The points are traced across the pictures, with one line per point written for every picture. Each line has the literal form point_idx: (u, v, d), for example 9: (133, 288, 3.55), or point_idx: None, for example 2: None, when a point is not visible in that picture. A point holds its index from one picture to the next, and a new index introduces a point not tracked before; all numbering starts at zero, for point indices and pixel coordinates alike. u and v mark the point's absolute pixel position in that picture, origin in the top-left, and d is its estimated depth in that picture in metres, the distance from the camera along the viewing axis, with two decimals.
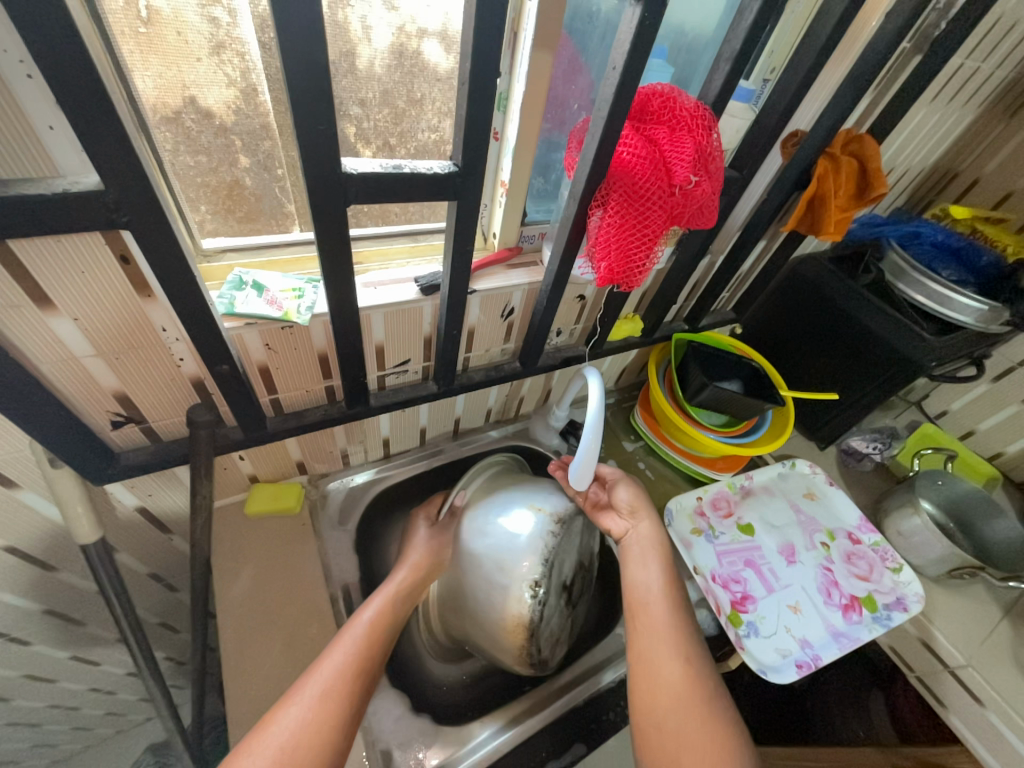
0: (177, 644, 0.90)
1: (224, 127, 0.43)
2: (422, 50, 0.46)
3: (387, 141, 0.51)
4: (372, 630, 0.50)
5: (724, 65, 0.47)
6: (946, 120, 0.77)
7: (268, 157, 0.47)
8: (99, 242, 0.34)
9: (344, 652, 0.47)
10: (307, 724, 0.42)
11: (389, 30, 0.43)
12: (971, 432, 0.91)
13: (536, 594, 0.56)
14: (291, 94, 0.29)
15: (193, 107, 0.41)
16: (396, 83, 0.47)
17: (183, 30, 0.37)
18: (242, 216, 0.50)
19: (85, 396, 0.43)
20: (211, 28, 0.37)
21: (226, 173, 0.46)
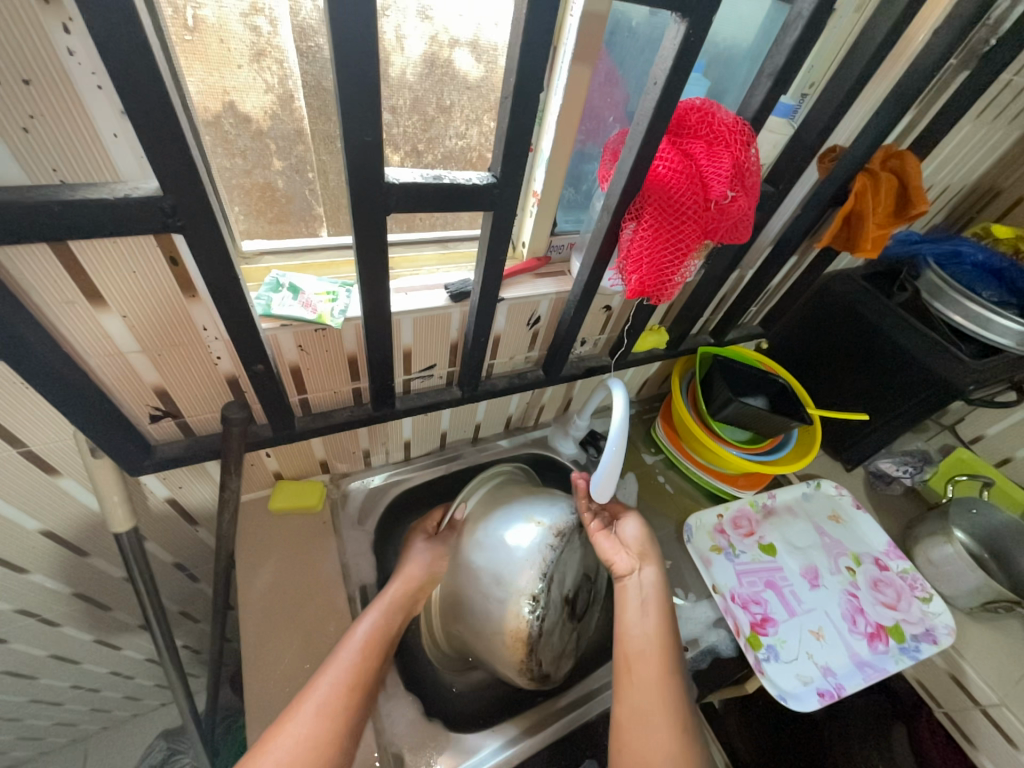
0: (195, 633, 0.92)
1: (260, 131, 0.44)
2: (453, 59, 0.47)
3: (416, 147, 0.51)
4: (366, 645, 0.50)
5: (765, 80, 0.47)
6: (991, 137, 0.75)
7: (300, 160, 0.48)
8: (151, 244, 0.35)
9: (339, 667, 0.48)
10: (305, 744, 0.42)
11: (422, 40, 0.44)
12: (1008, 459, 0.88)
13: (534, 609, 0.55)
14: (342, 106, 0.30)
15: (232, 112, 0.42)
16: (426, 90, 0.48)
17: (226, 38, 0.38)
18: (272, 217, 0.52)
19: (128, 390, 0.45)
20: (254, 36, 0.39)
21: (259, 176, 0.47)
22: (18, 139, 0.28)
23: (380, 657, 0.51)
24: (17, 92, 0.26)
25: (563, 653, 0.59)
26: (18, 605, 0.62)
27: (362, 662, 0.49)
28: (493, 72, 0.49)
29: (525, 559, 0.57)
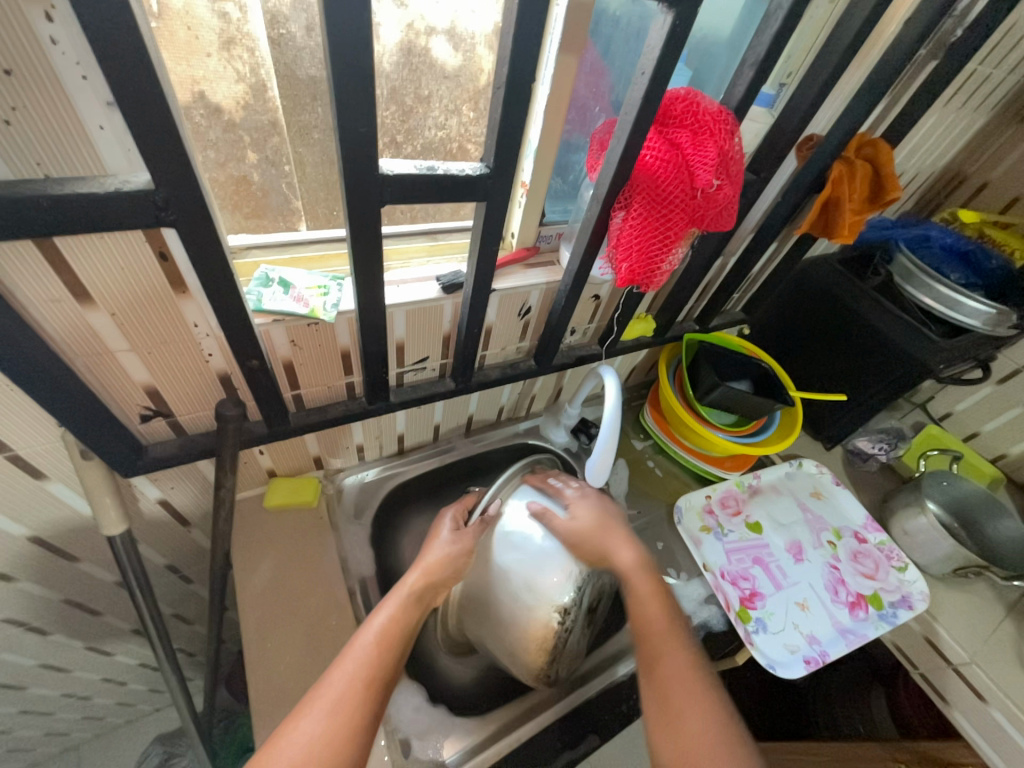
0: (190, 635, 0.90)
1: (233, 122, 0.43)
2: (430, 48, 0.47)
3: (394, 138, 0.51)
4: (383, 637, 0.48)
5: (748, 70, 0.48)
6: (958, 124, 0.78)
7: (275, 153, 0.47)
8: (140, 238, 0.35)
9: (351, 664, 0.46)
10: (320, 740, 0.40)
11: (398, 26, 0.44)
12: (975, 433, 0.93)
13: (564, 620, 0.54)
14: (335, 97, 0.30)
15: (202, 103, 0.41)
16: (404, 79, 0.47)
17: (193, 25, 0.37)
18: (248, 212, 0.50)
19: (117, 389, 0.44)
20: (221, 23, 0.38)
21: (233, 169, 0.46)
22: (2, 132, 0.27)
23: (399, 651, 0.48)
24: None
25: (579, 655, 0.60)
26: (6, 614, 0.60)
27: (378, 656, 0.47)
28: (472, 60, 0.49)
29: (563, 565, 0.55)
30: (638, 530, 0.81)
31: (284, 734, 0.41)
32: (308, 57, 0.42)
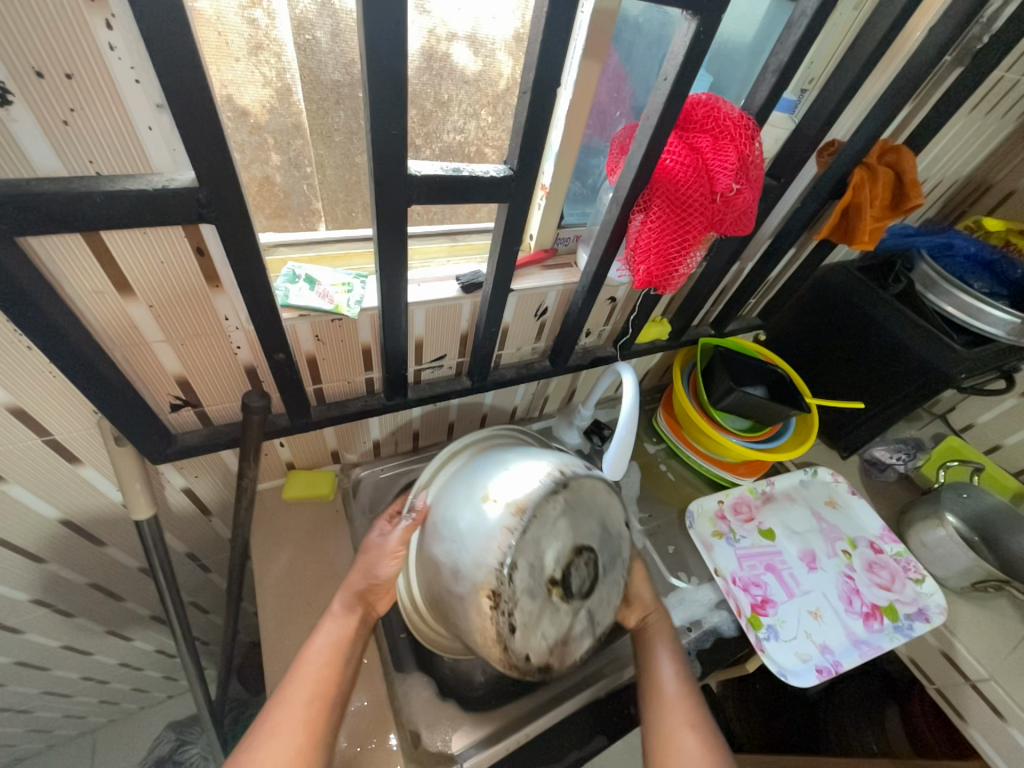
0: (206, 623, 0.93)
1: (258, 125, 0.45)
2: (451, 53, 0.48)
3: (413, 142, 0.52)
4: (332, 658, 0.48)
5: (771, 76, 0.49)
6: (984, 131, 0.77)
7: (298, 155, 0.48)
8: (179, 235, 0.36)
9: (299, 689, 0.46)
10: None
11: (420, 33, 0.45)
12: (998, 446, 0.91)
13: (499, 608, 0.44)
14: (368, 100, 0.32)
15: (230, 105, 0.43)
16: (424, 85, 0.49)
17: (223, 31, 0.39)
18: (271, 212, 0.52)
19: (150, 378, 0.46)
20: (250, 29, 0.39)
21: (257, 170, 0.47)
22: (59, 131, 0.29)
23: (346, 669, 0.49)
24: (58, 85, 0.28)
25: (580, 637, 0.49)
26: (35, 595, 0.63)
27: (324, 680, 0.47)
28: (492, 66, 0.50)
29: (482, 539, 0.46)
30: (650, 533, 0.81)
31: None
32: (333, 61, 0.44)
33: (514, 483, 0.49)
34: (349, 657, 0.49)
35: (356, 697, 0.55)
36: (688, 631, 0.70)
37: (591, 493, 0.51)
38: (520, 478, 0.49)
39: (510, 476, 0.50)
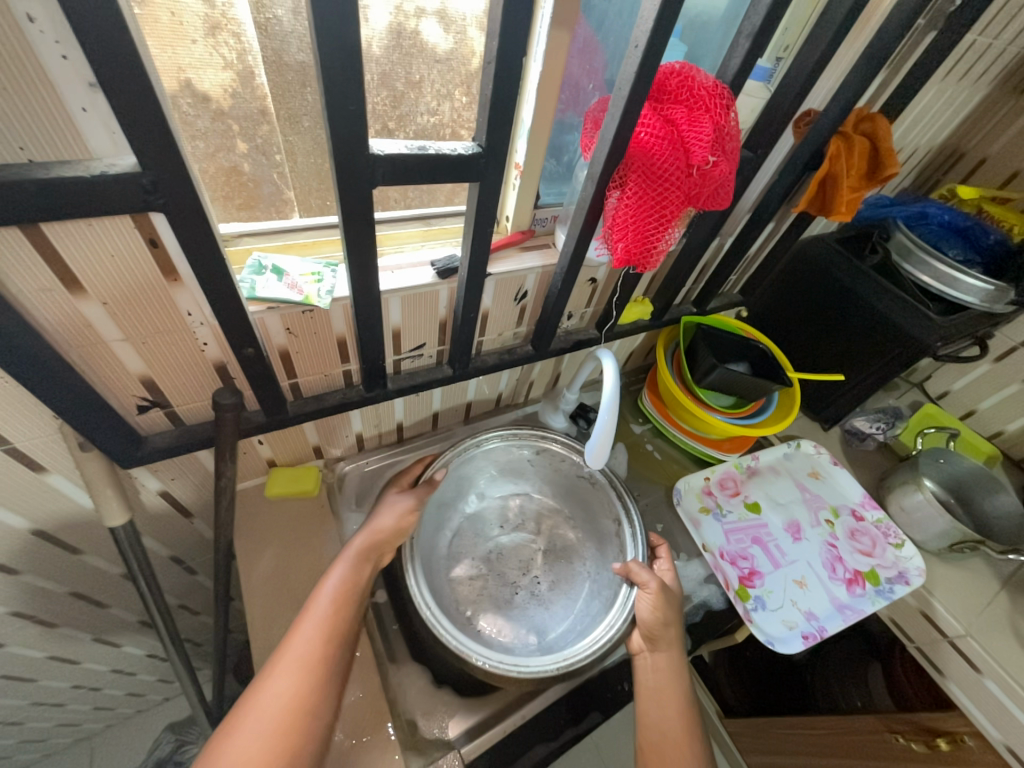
0: (199, 624, 0.91)
1: (221, 111, 0.42)
2: (420, 30, 0.45)
3: (386, 125, 0.50)
4: (340, 598, 0.52)
5: (744, 42, 0.47)
6: (956, 99, 0.77)
7: (266, 143, 0.46)
8: (129, 225, 0.34)
9: (316, 615, 0.50)
10: (287, 694, 0.45)
11: (387, 9, 0.43)
12: (972, 411, 0.93)
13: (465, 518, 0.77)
14: (320, 76, 0.30)
15: (188, 91, 0.40)
16: (394, 64, 0.46)
17: (177, 11, 0.36)
18: (241, 202, 0.49)
19: (112, 380, 0.44)
20: (205, 8, 0.37)
21: (223, 159, 0.45)
22: None
23: (345, 610, 0.51)
24: None
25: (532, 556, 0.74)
26: (13, 607, 0.61)
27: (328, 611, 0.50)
28: (464, 43, 0.48)
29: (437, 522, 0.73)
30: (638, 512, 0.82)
31: (257, 689, 0.46)
32: (296, 41, 0.41)
33: (485, 532, 0.76)
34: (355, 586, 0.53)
35: (350, 690, 0.55)
36: None
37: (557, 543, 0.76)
38: (485, 547, 0.74)
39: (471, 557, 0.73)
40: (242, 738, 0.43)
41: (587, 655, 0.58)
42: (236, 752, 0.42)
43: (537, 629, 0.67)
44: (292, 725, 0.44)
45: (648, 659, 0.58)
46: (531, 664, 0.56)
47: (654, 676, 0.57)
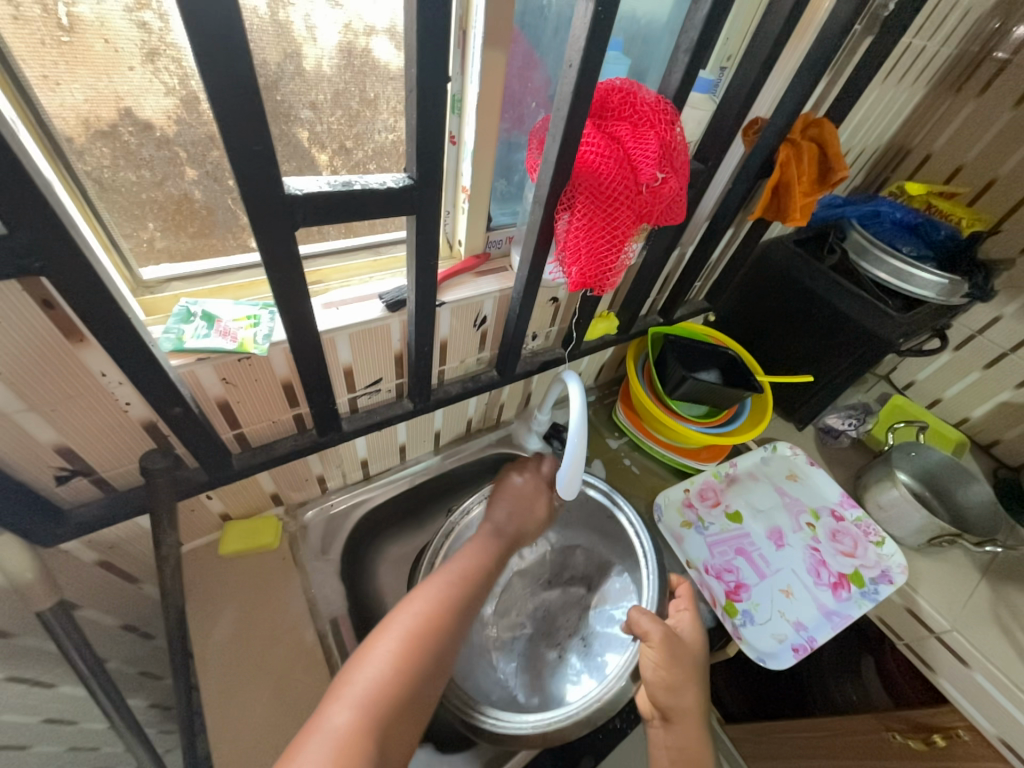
0: (162, 690, 0.84)
1: (166, 139, 0.38)
2: (371, 49, 0.43)
3: (344, 144, 0.47)
4: (472, 568, 0.59)
5: (683, 56, 0.46)
6: (898, 98, 0.78)
7: (217, 168, 0.42)
8: (14, 289, 0.30)
9: (462, 562, 0.60)
10: (426, 613, 0.51)
11: (335, 29, 0.40)
12: (938, 400, 0.94)
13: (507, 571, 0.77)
14: (216, 111, 0.27)
15: (130, 119, 0.37)
16: (348, 83, 0.44)
17: (111, 37, 0.33)
18: (195, 231, 0.45)
19: (20, 454, 0.39)
20: (141, 33, 0.33)
21: (173, 187, 0.41)
22: None
23: (479, 575, 0.59)
24: None
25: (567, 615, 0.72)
26: None
27: (464, 570, 0.59)
28: None
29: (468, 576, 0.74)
30: None
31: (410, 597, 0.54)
32: None
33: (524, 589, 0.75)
34: (484, 563, 0.61)
35: None
36: None
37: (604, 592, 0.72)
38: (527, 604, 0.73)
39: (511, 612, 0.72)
40: (390, 632, 0.49)
41: (568, 723, 0.53)
42: (384, 647, 0.48)
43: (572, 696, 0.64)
44: (440, 626, 0.51)
45: (661, 730, 0.53)
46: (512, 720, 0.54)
47: (667, 751, 0.51)
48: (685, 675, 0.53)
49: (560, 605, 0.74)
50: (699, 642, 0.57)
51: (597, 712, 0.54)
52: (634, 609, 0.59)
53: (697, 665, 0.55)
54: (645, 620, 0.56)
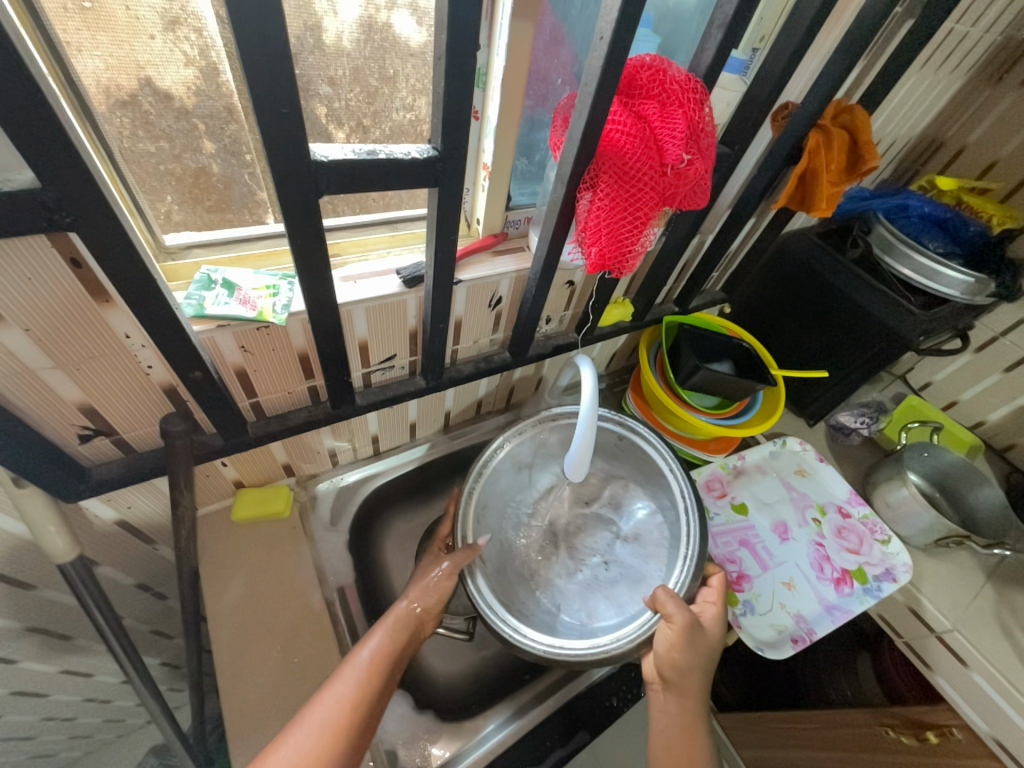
0: (172, 651, 0.87)
1: (184, 110, 0.38)
2: (392, 23, 0.42)
3: (361, 123, 0.47)
4: (371, 667, 0.51)
5: (716, 32, 0.45)
6: (935, 87, 0.76)
7: (234, 142, 0.42)
8: (45, 245, 0.31)
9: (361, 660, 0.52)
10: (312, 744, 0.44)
11: (357, 1, 0.39)
12: (954, 402, 0.93)
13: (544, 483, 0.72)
14: (248, 73, 0.27)
15: (150, 89, 0.36)
16: (367, 59, 0.43)
17: (132, 5, 0.32)
18: (211, 205, 0.46)
19: (46, 411, 0.40)
20: (163, 1, 0.33)
21: (190, 161, 0.41)
22: None
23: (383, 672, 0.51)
24: None
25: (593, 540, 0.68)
26: None
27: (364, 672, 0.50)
28: None
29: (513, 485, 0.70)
30: None
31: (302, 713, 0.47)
32: None
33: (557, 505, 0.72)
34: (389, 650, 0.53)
35: None
36: None
37: (645, 531, 0.66)
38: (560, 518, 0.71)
39: (549, 522, 0.71)
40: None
41: (587, 657, 0.54)
42: None
43: (589, 609, 0.61)
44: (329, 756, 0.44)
45: (660, 694, 0.56)
46: (528, 638, 0.54)
47: (664, 713, 0.56)
48: (694, 659, 0.53)
49: (589, 527, 0.70)
50: (718, 632, 0.56)
51: (591, 662, 0.54)
52: (660, 587, 0.56)
53: (708, 651, 0.55)
54: (666, 606, 0.54)
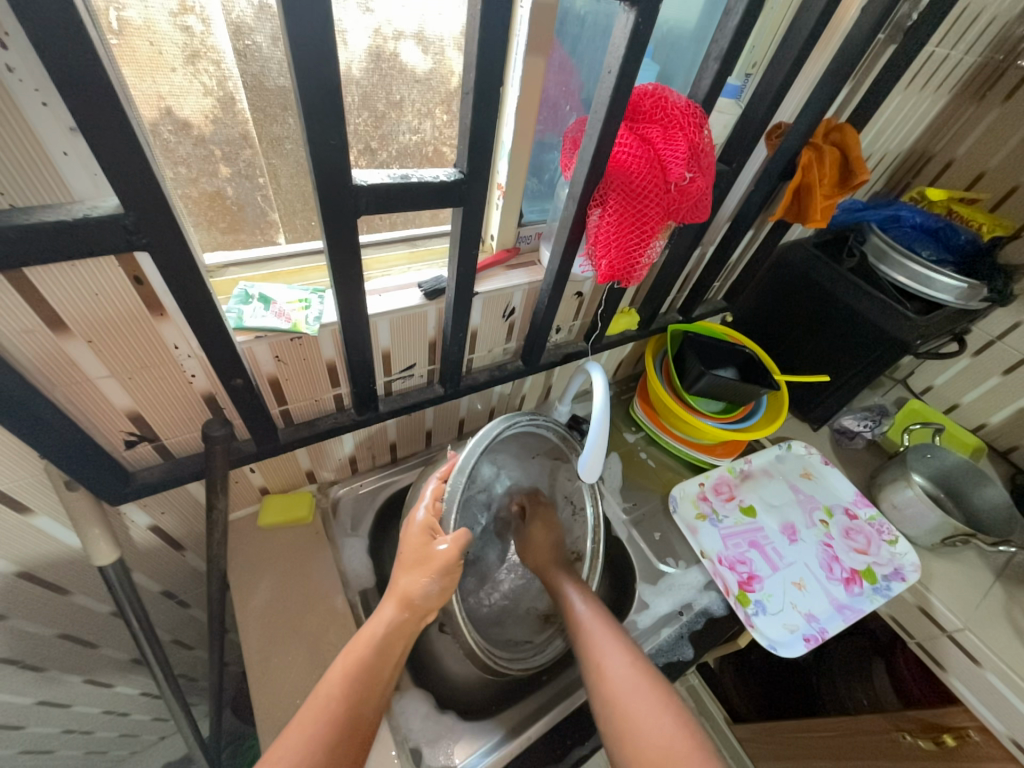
0: (192, 661, 0.87)
1: (202, 137, 0.42)
2: (399, 53, 0.46)
3: (368, 145, 0.50)
4: (348, 690, 0.46)
5: (713, 63, 0.49)
6: (920, 105, 0.80)
7: (248, 166, 0.46)
8: (113, 264, 0.34)
9: (331, 683, 0.47)
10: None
11: (366, 33, 0.43)
12: (955, 405, 0.95)
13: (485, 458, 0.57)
14: (302, 108, 0.30)
15: (169, 119, 0.40)
16: (374, 86, 0.47)
17: (156, 41, 0.36)
18: (226, 227, 0.49)
19: (97, 417, 0.43)
20: (185, 37, 0.37)
21: (207, 184, 0.45)
22: None
23: (360, 699, 0.46)
24: None
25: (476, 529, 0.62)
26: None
27: (339, 697, 0.46)
28: (442, 64, 0.49)
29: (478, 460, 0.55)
30: (635, 522, 0.83)
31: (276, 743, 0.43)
32: (276, 67, 0.41)
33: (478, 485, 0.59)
34: (371, 674, 0.48)
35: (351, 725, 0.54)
36: (680, 614, 0.71)
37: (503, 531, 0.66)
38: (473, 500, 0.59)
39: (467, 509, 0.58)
40: None
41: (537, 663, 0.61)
42: None
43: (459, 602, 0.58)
44: None
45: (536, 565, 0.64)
46: (501, 663, 0.56)
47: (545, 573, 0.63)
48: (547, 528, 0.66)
49: (479, 512, 0.61)
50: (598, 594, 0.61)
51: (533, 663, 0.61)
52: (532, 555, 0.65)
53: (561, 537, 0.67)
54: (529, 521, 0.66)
